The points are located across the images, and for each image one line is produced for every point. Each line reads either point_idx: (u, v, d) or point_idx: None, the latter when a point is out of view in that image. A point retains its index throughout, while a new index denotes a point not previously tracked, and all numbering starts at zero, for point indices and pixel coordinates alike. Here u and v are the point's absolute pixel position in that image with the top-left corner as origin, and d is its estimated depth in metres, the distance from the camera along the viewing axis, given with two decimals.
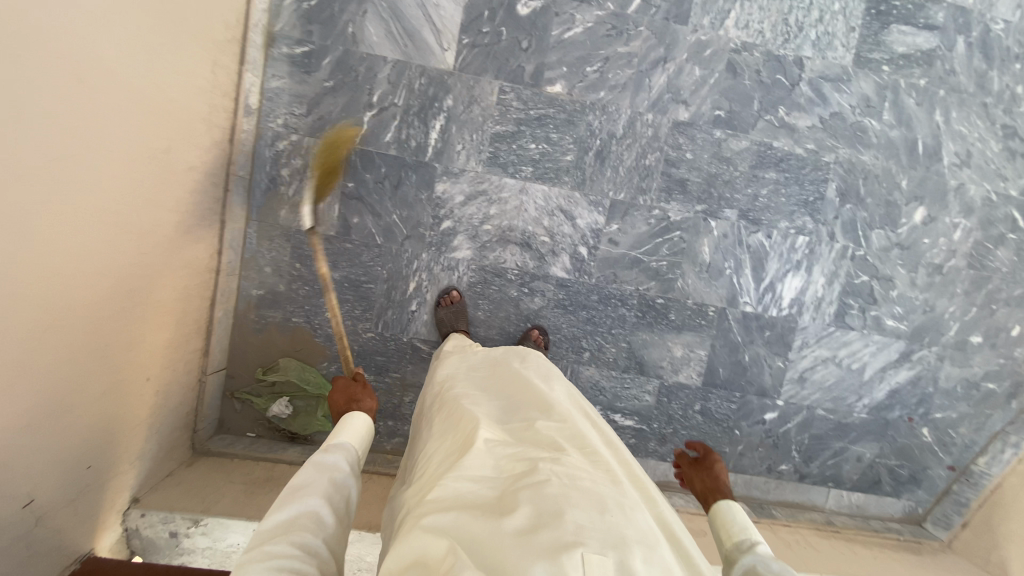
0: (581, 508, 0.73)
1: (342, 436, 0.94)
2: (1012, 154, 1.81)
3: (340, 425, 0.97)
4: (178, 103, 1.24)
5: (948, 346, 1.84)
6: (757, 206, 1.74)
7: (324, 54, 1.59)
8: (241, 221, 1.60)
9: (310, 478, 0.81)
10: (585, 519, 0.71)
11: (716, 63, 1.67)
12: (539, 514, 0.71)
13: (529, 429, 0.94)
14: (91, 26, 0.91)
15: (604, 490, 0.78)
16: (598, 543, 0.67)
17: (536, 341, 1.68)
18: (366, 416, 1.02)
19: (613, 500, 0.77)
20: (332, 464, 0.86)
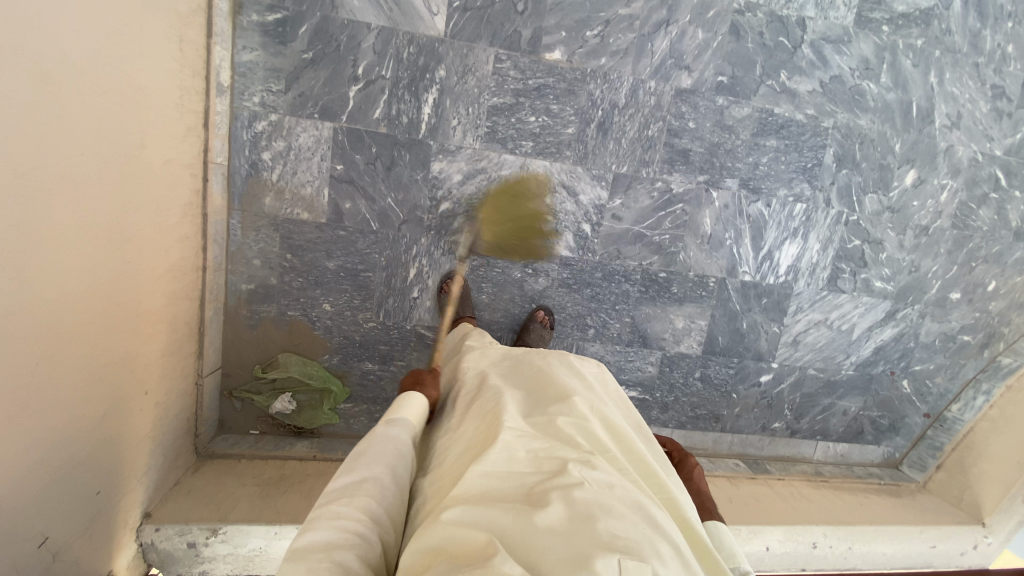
0: (616, 513, 0.68)
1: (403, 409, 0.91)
2: (1000, 114, 1.84)
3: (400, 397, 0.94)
4: (142, 90, 1.10)
5: (929, 304, 1.94)
6: (757, 174, 1.73)
7: (300, 22, 1.43)
8: (224, 212, 1.48)
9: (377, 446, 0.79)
10: (622, 526, 0.67)
11: (719, 26, 1.60)
12: (572, 518, 0.67)
13: (556, 420, 0.89)
14: (28, 8, 0.79)
15: (636, 494, 0.74)
16: (637, 553, 0.63)
17: (542, 323, 1.68)
18: (422, 395, 0.98)
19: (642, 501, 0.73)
20: (395, 436, 0.83)
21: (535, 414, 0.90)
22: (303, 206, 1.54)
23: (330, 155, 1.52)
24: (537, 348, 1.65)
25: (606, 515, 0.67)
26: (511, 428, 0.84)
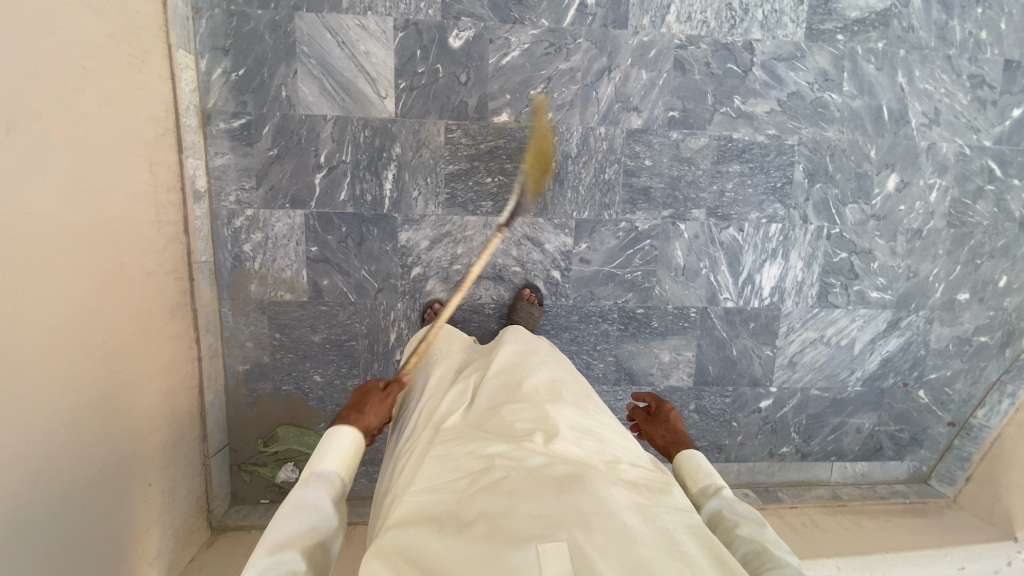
0: (537, 498, 0.70)
1: (322, 462, 0.85)
2: (983, 103, 1.74)
3: (325, 439, 0.88)
4: (117, 219, 1.24)
5: (936, 308, 1.83)
6: (724, 201, 1.71)
7: (262, 123, 1.56)
8: (214, 302, 1.62)
9: (288, 524, 0.74)
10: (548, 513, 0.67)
11: (663, 64, 1.62)
12: (493, 523, 0.67)
13: (500, 416, 0.89)
14: (6, 186, 0.94)
15: (563, 476, 0.74)
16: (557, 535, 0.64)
17: (529, 300, 1.68)
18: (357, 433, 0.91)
19: (570, 481, 0.73)
20: (312, 503, 0.78)
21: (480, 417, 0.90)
22: (286, 288, 1.65)
23: (304, 238, 1.63)
24: (527, 326, 1.66)
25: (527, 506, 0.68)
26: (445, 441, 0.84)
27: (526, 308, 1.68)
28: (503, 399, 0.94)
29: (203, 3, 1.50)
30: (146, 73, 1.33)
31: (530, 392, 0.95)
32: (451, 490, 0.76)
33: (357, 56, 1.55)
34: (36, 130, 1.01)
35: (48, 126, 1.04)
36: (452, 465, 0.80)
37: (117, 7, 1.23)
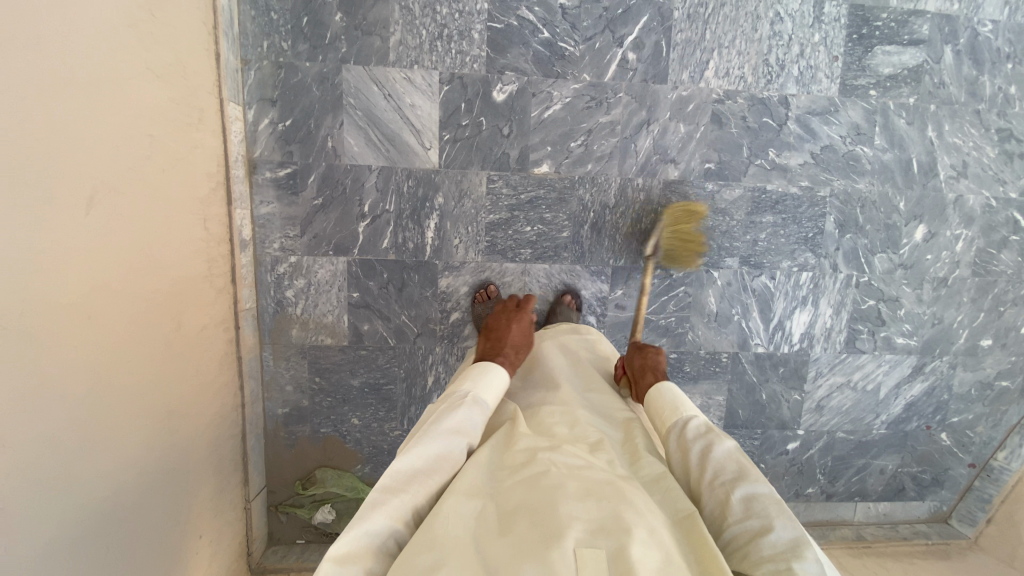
0: (578, 500, 0.76)
1: (482, 393, 0.97)
2: (1010, 156, 1.79)
3: (482, 372, 1.02)
4: (177, 279, 1.26)
5: (959, 353, 1.88)
6: (757, 250, 1.75)
7: (308, 173, 1.58)
8: (256, 348, 1.64)
9: (439, 438, 0.85)
10: (591, 516, 0.73)
11: (700, 117, 1.65)
12: (532, 514, 0.74)
13: (561, 423, 1.00)
14: (82, 262, 0.96)
15: (600, 479, 0.81)
16: (593, 539, 0.69)
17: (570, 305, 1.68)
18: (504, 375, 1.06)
19: (614, 484, 0.80)
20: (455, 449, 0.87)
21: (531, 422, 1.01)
22: (326, 332, 1.66)
23: (346, 284, 1.65)
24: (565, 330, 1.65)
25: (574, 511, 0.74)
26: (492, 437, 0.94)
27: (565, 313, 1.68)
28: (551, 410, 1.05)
29: (251, 55, 1.51)
30: (202, 130, 1.34)
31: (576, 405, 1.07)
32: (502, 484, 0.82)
33: (403, 107, 1.58)
34: (109, 205, 1.02)
35: (120, 199, 1.05)
36: (507, 465, 0.86)
37: (181, 71, 1.25)
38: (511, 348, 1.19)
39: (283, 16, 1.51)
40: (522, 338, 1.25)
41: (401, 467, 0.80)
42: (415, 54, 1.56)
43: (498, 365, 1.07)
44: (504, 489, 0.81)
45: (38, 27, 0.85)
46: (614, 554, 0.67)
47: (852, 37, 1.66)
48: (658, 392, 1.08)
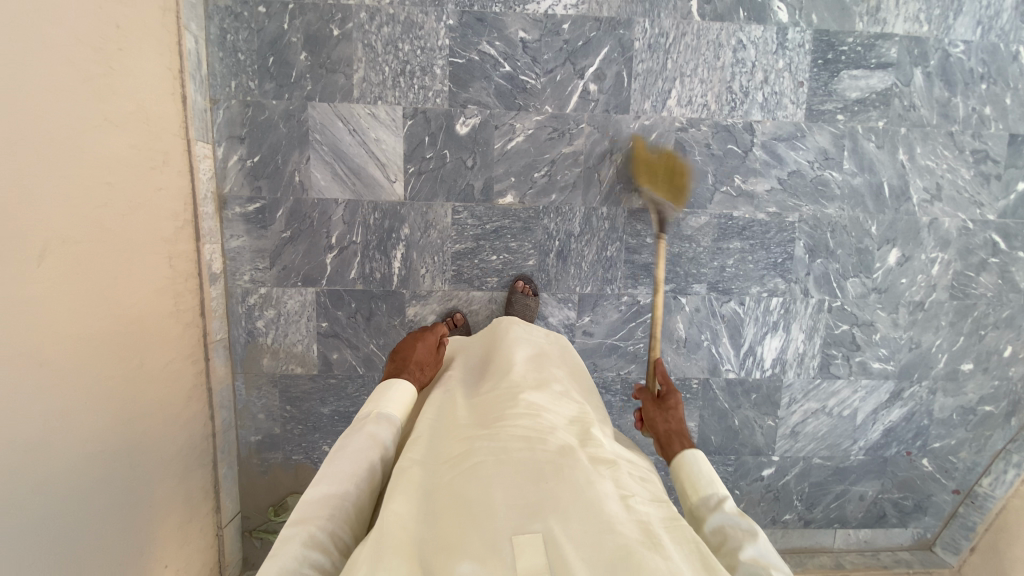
0: (513, 487, 0.76)
1: (384, 404, 0.96)
2: (986, 178, 1.76)
3: (382, 388, 0.99)
4: (140, 318, 1.30)
5: (939, 378, 1.84)
6: (725, 276, 1.74)
7: (276, 207, 1.62)
8: (229, 377, 1.68)
9: (352, 448, 0.84)
10: (518, 506, 0.73)
11: (663, 146, 1.66)
12: (467, 504, 0.74)
13: (487, 403, 1.00)
14: (34, 311, 1.00)
15: (536, 460, 0.82)
16: (529, 530, 0.70)
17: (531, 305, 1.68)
18: (411, 386, 1.04)
19: (552, 465, 0.80)
20: (379, 436, 0.89)
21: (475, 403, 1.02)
22: (296, 361, 1.70)
23: (316, 314, 1.68)
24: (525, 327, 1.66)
25: (501, 501, 0.74)
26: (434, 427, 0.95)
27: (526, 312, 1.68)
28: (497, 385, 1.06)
29: (220, 94, 1.56)
30: (167, 172, 1.39)
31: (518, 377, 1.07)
32: (441, 476, 0.82)
33: (368, 141, 1.61)
34: (64, 255, 1.07)
35: (76, 248, 1.10)
36: (440, 456, 0.87)
37: (143, 117, 1.30)
38: (417, 364, 1.12)
39: (250, 56, 1.55)
40: (428, 355, 1.17)
41: (319, 489, 0.78)
42: (379, 91, 1.59)
43: (403, 380, 1.05)
44: (442, 482, 0.80)
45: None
46: (546, 541, 0.69)
47: (817, 62, 1.65)
48: (689, 458, 0.96)
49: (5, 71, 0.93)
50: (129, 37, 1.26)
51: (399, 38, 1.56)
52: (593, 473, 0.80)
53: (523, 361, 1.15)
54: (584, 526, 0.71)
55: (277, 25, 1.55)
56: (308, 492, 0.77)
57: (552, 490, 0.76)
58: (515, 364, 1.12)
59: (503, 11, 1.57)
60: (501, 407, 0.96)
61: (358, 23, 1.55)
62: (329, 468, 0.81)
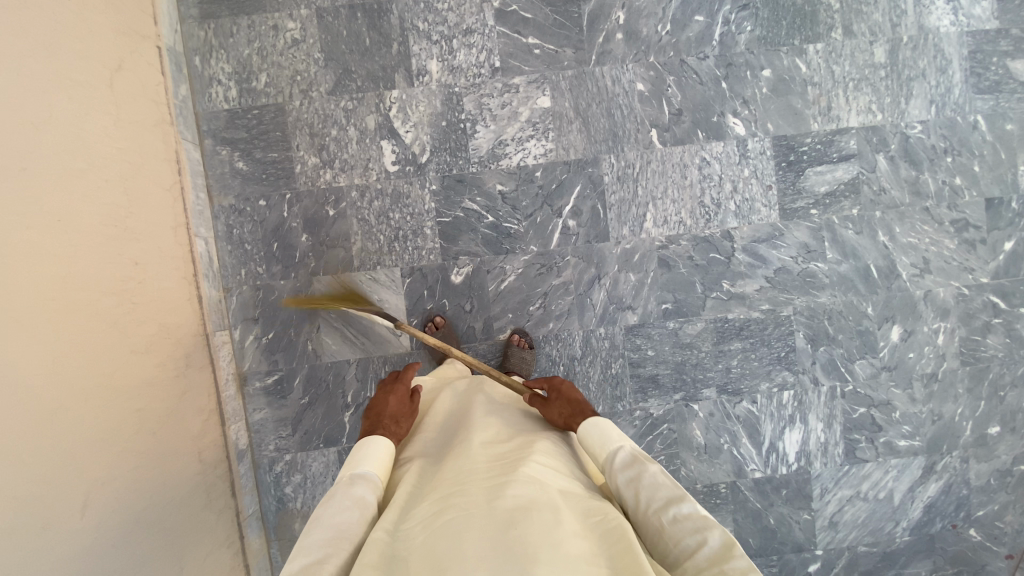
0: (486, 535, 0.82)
1: (363, 463, 1.05)
2: (972, 244, 1.76)
3: (360, 447, 1.09)
4: (177, 523, 1.36)
5: (969, 446, 1.79)
6: (732, 377, 1.76)
7: (293, 376, 1.71)
8: (264, 547, 1.71)
9: (338, 513, 0.93)
10: (490, 558, 0.78)
11: (648, 264, 1.74)
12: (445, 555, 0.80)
13: (452, 470, 1.03)
14: (88, 552, 1.08)
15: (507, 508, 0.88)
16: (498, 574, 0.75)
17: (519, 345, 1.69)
18: (387, 441, 1.13)
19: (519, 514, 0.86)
20: (362, 497, 0.98)
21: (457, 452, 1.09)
22: None
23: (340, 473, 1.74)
24: (521, 370, 1.67)
25: (475, 544, 0.81)
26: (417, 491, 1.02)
27: (516, 352, 1.69)
28: (469, 441, 1.12)
29: (232, 282, 1.69)
30: (190, 371, 1.49)
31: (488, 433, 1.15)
32: (413, 537, 0.87)
33: (372, 302, 1.72)
34: (104, 496, 1.15)
35: (113, 482, 1.18)
36: (409, 524, 0.91)
37: (166, 331, 1.42)
38: (391, 418, 1.21)
39: (256, 245, 1.69)
40: (402, 406, 1.26)
41: (299, 562, 0.85)
42: (377, 257, 1.71)
43: (379, 437, 1.12)
44: (412, 542, 0.86)
45: (17, 386, 0.98)
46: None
47: (781, 165, 1.74)
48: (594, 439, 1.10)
49: (34, 357, 1.02)
50: (145, 266, 1.38)
51: (389, 209, 1.70)
52: (556, 517, 0.87)
53: (494, 424, 1.20)
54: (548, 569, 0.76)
55: (278, 213, 1.69)
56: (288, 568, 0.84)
57: (512, 538, 0.81)
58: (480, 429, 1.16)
59: (480, 169, 1.71)
60: (468, 467, 1.02)
61: (350, 201, 1.70)
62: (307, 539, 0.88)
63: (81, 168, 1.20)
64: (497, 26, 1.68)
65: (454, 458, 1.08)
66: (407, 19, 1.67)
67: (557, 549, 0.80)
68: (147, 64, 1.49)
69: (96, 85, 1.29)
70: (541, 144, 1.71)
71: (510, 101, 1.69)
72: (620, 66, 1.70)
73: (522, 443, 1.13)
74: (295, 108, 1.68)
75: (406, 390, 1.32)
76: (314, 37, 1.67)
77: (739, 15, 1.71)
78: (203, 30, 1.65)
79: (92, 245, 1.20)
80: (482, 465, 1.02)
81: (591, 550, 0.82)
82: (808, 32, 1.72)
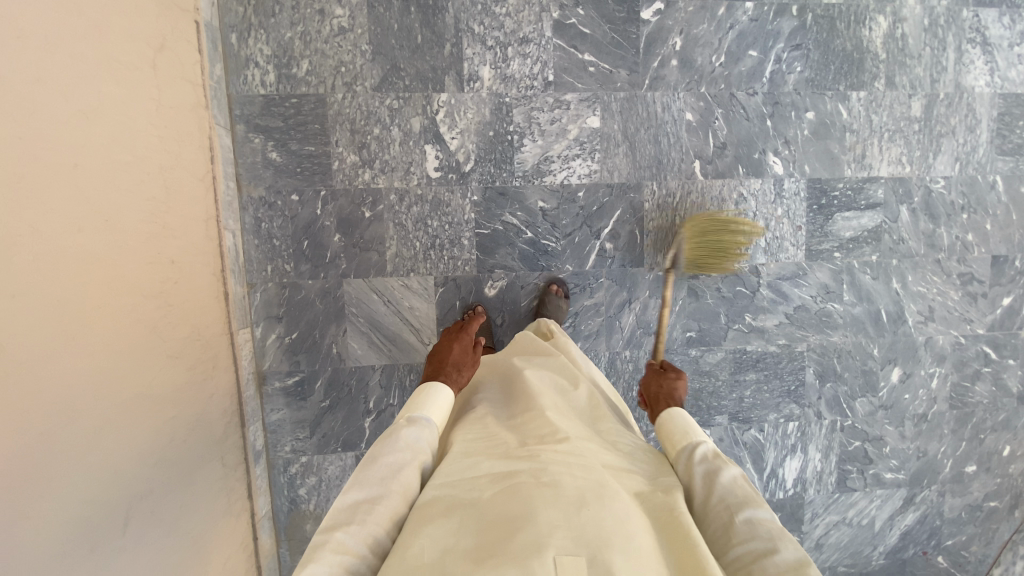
0: (560, 507, 0.78)
1: (422, 409, 0.99)
2: (974, 297, 1.87)
3: (423, 393, 1.03)
4: (203, 529, 1.33)
5: (946, 481, 1.94)
6: (744, 406, 1.84)
7: (314, 378, 1.67)
8: (273, 547, 1.70)
9: (393, 457, 0.87)
10: (563, 529, 0.74)
11: (678, 292, 1.77)
12: (515, 517, 0.76)
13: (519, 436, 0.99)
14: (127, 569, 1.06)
15: (583, 482, 0.83)
16: (572, 550, 0.71)
17: None
18: (448, 392, 1.07)
19: (595, 488, 0.82)
20: (414, 442, 0.92)
21: (522, 419, 1.04)
22: None
23: None
24: None
25: (548, 513, 0.76)
26: (474, 445, 0.97)
27: None
28: (532, 406, 1.07)
29: (257, 278, 1.62)
30: (216, 374, 1.44)
31: (552, 401, 1.09)
32: (481, 492, 0.83)
33: (402, 308, 1.68)
34: (141, 512, 1.11)
35: (149, 497, 1.14)
36: (474, 480, 0.87)
37: (197, 333, 1.35)
38: (454, 366, 1.19)
39: (285, 241, 1.62)
40: (465, 355, 1.25)
41: (350, 496, 0.80)
42: (411, 264, 1.67)
43: (439, 389, 1.06)
44: (481, 497, 0.82)
45: (63, 405, 0.92)
46: (592, 562, 0.70)
47: (812, 207, 1.79)
48: (669, 417, 1.07)
49: (78, 373, 0.96)
50: (180, 265, 1.30)
51: (427, 216, 1.66)
52: (627, 502, 0.83)
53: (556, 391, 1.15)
54: (623, 557, 0.72)
55: (311, 210, 1.62)
56: (339, 502, 0.79)
57: (588, 515, 0.77)
58: (544, 395, 1.11)
59: (523, 184, 1.68)
60: (533, 434, 0.98)
61: (388, 204, 1.64)
62: (361, 475, 0.84)
63: (126, 162, 1.11)
64: (554, 37, 1.63)
65: (518, 424, 1.03)
66: (462, 20, 1.60)
67: (629, 538, 0.75)
68: (187, 41, 1.38)
69: (142, 69, 1.19)
70: (586, 164, 1.69)
71: (560, 117, 1.66)
72: (671, 93, 1.70)
73: (580, 419, 1.08)
74: (337, 101, 1.59)
75: (469, 341, 1.31)
76: (363, 27, 1.58)
77: (792, 54, 1.72)
78: (243, 6, 1.54)
79: (134, 248, 1.13)
80: (550, 432, 0.97)
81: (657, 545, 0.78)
82: (853, 79, 1.75)
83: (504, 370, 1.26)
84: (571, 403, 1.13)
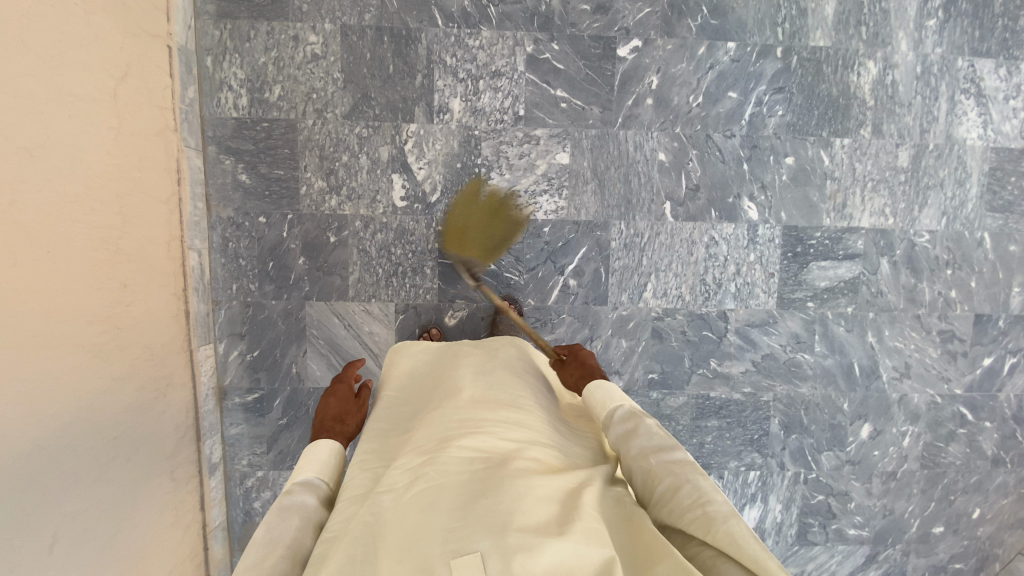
0: (448, 506, 0.68)
1: (304, 470, 0.88)
2: (954, 355, 1.80)
3: (304, 456, 0.92)
4: (144, 543, 1.37)
5: (912, 541, 1.88)
6: (704, 451, 1.81)
7: (273, 396, 1.71)
8: (225, 556, 1.74)
9: (277, 525, 0.75)
10: (452, 525, 0.64)
11: (641, 333, 1.75)
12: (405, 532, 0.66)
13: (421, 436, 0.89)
14: None
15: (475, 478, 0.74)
16: (464, 544, 0.61)
17: None
18: (331, 444, 0.97)
19: (487, 479, 0.72)
20: (302, 502, 0.81)
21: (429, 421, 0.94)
22: None
23: None
24: None
25: (436, 515, 0.67)
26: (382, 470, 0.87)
27: None
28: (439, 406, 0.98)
29: (222, 296, 1.65)
30: (170, 391, 1.48)
31: (457, 394, 1.00)
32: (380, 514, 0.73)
33: (362, 333, 1.70)
34: (73, 529, 1.15)
35: (83, 515, 1.18)
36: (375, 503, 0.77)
37: (149, 352, 1.39)
38: (333, 420, 1.07)
39: (250, 261, 1.65)
40: (344, 406, 1.13)
41: None
42: (372, 289, 1.69)
43: (323, 445, 0.95)
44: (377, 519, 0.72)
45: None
46: (484, 552, 0.60)
47: (787, 254, 1.74)
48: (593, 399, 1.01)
49: (15, 399, 1.01)
50: (134, 287, 1.34)
51: (391, 243, 1.67)
52: (526, 476, 0.72)
53: (466, 381, 1.05)
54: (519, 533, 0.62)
55: (277, 232, 1.64)
56: None
57: (477, 507, 0.66)
58: (452, 392, 1.01)
59: None
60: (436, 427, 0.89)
61: (353, 230, 1.66)
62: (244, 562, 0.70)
63: (76, 194, 1.16)
64: (527, 72, 1.62)
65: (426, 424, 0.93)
66: (435, 51, 1.60)
67: (526, 514, 0.65)
68: (157, 67, 1.42)
69: (101, 100, 1.23)
70: (553, 200, 1.68)
71: (529, 152, 1.65)
72: (644, 132, 1.67)
73: (493, 400, 0.98)
74: (307, 127, 1.61)
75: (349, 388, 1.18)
76: (335, 55, 1.59)
77: (773, 97, 1.67)
78: (219, 30, 1.56)
79: (80, 277, 1.17)
80: (447, 428, 0.87)
81: (564, 511, 0.68)
82: (837, 125, 1.69)
83: (420, 387, 1.15)
84: (482, 386, 1.03)
